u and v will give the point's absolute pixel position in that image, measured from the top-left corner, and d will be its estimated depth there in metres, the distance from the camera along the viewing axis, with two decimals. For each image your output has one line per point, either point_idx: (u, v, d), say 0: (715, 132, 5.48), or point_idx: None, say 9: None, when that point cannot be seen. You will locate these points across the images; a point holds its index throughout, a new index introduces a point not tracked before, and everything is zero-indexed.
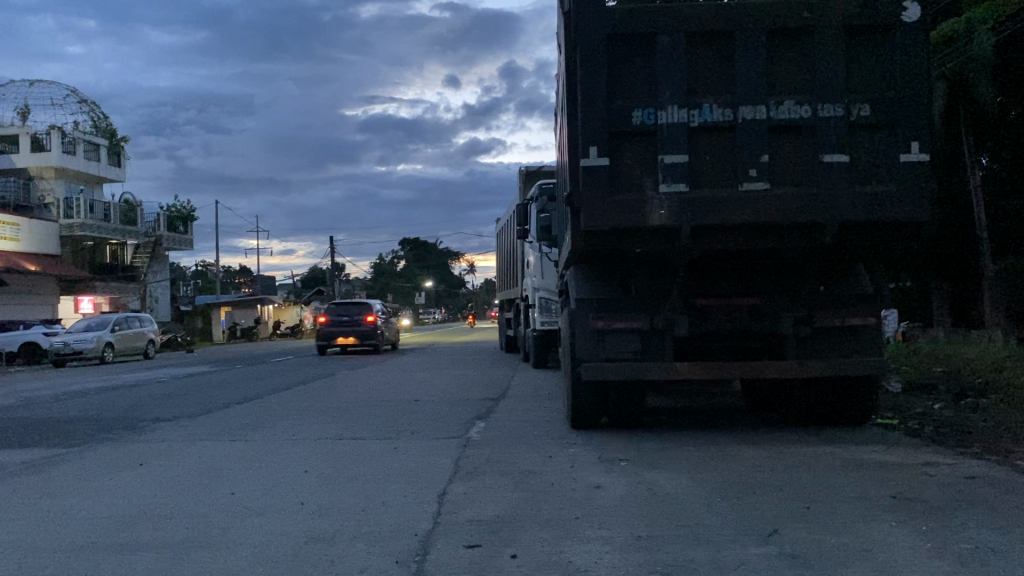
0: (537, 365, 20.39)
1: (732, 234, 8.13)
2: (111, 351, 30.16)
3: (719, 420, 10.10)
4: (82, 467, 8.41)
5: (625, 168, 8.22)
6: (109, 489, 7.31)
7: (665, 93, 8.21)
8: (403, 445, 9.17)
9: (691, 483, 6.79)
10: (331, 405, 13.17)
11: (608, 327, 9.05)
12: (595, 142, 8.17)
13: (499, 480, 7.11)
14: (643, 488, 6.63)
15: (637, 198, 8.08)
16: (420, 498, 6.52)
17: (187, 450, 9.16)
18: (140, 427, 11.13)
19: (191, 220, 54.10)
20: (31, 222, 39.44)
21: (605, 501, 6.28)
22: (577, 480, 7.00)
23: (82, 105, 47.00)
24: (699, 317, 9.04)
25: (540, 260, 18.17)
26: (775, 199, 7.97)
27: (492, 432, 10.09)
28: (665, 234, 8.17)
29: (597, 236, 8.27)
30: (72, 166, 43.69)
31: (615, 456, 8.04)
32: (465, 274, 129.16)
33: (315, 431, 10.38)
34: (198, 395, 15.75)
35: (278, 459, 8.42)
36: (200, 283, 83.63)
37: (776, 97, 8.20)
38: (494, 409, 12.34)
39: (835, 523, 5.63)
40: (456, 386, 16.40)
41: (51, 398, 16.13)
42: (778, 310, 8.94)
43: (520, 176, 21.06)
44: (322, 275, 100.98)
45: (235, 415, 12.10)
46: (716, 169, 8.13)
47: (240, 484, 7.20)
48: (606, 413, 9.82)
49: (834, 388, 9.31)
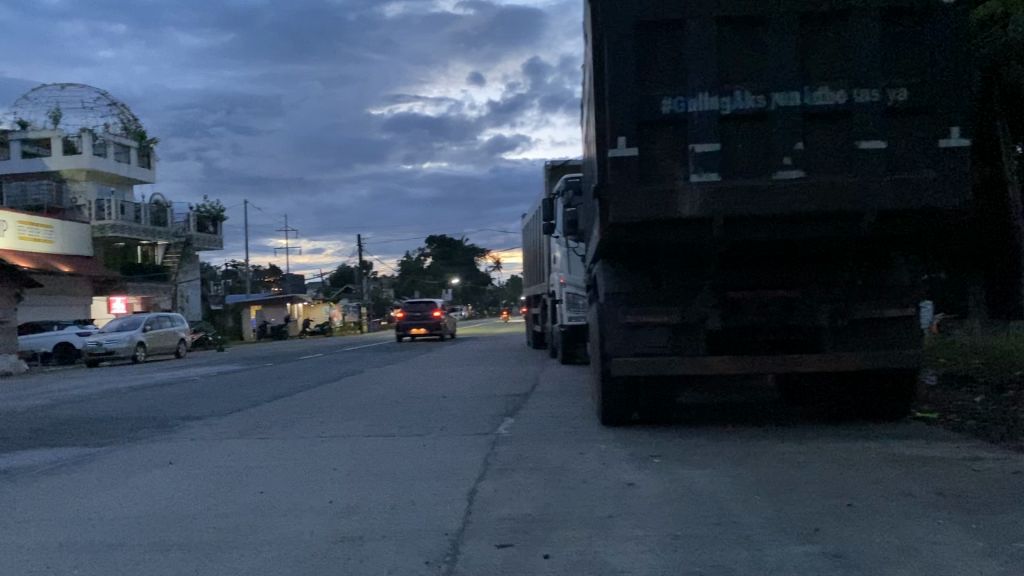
0: (565, 360, 20.24)
1: (766, 224, 7.93)
2: (142, 350, 30.44)
3: (753, 415, 9.89)
4: (112, 466, 8.41)
5: (655, 158, 8.04)
6: (138, 488, 7.30)
7: (696, 81, 8.03)
8: (432, 442, 9.07)
9: (728, 480, 6.61)
10: (359, 402, 13.12)
11: (638, 322, 8.89)
12: (624, 132, 8.01)
13: (530, 477, 6.98)
14: (678, 486, 6.47)
15: (668, 188, 7.89)
16: (451, 496, 6.40)
17: (216, 449, 9.14)
18: (171, 425, 11.16)
19: (220, 220, 54.59)
20: (64, 223, 39.99)
21: (639, 498, 6.13)
22: (610, 477, 6.85)
23: (112, 107, 47.55)
24: (732, 310, 8.84)
25: (567, 256, 18.02)
26: (809, 188, 7.75)
27: (521, 428, 9.96)
28: (697, 226, 7.98)
29: (626, 229, 8.11)
30: (103, 168, 44.23)
31: (648, 453, 7.88)
32: (492, 271, 129.39)
33: (344, 428, 10.33)
34: (228, 393, 15.82)
35: (307, 457, 8.36)
36: (230, 282, 84.37)
37: (811, 82, 7.98)
38: (522, 405, 12.21)
39: (879, 521, 5.44)
40: (484, 382, 16.30)
41: (84, 397, 16.27)
42: (814, 303, 8.72)
43: (545, 170, 20.90)
44: (350, 274, 101.51)
45: (264, 413, 12.09)
46: (748, 158, 7.92)
47: (268, 483, 7.14)
48: (637, 409, 9.65)
49: (873, 382, 9.06)
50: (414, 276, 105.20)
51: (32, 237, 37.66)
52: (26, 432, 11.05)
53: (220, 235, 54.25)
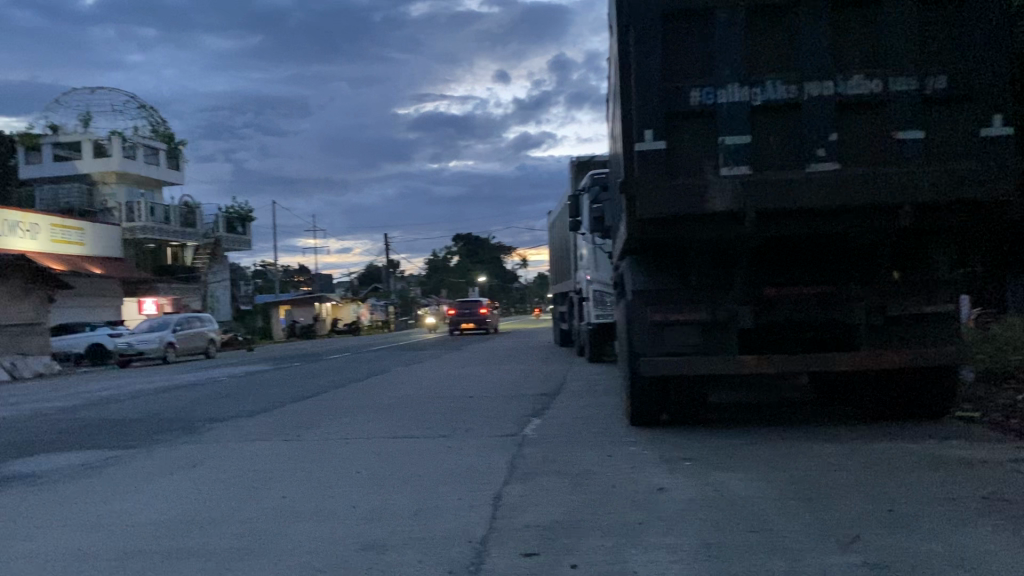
0: (593, 359, 20.00)
1: (799, 218, 7.67)
2: (173, 351, 30.63)
3: (786, 414, 9.62)
4: (136, 469, 8.34)
5: (684, 151, 7.81)
6: (160, 493, 7.21)
7: (725, 72, 7.78)
8: (457, 444, 8.91)
9: (764, 484, 6.36)
10: (385, 402, 13.00)
11: (668, 320, 8.67)
12: (651, 125, 7.79)
13: (557, 481, 6.80)
14: (710, 490, 6.26)
15: (697, 182, 7.67)
16: (475, 501, 6.24)
17: (240, 452, 9.05)
18: (197, 427, 11.12)
19: (249, 220, 54.93)
20: (94, 225, 40.41)
21: (669, 503, 5.93)
22: (640, 482, 6.63)
23: (141, 110, 47.97)
24: (764, 307, 8.60)
25: (593, 253, 17.77)
26: (844, 180, 7.48)
27: (548, 430, 9.76)
28: (728, 221, 7.74)
29: (654, 224, 7.89)
30: (133, 170, 44.65)
31: (679, 455, 7.65)
32: (519, 269, 129.31)
33: (368, 429, 10.21)
34: (254, 393, 15.80)
35: (330, 460, 8.24)
36: (259, 282, 85.01)
37: (845, 71, 7.69)
38: (550, 405, 12.01)
39: (923, 528, 5.18)
40: (511, 382, 16.12)
41: (113, 399, 16.32)
42: (849, 299, 8.45)
43: (571, 166, 20.67)
44: (378, 273, 101.88)
45: (289, 415, 12.00)
46: (780, 150, 7.67)
47: (291, 488, 7.01)
48: (667, 409, 9.43)
49: (912, 380, 8.74)
50: (442, 274, 105.31)
51: (64, 239, 38.09)
52: (54, 435, 11.06)
53: (248, 236, 54.54)
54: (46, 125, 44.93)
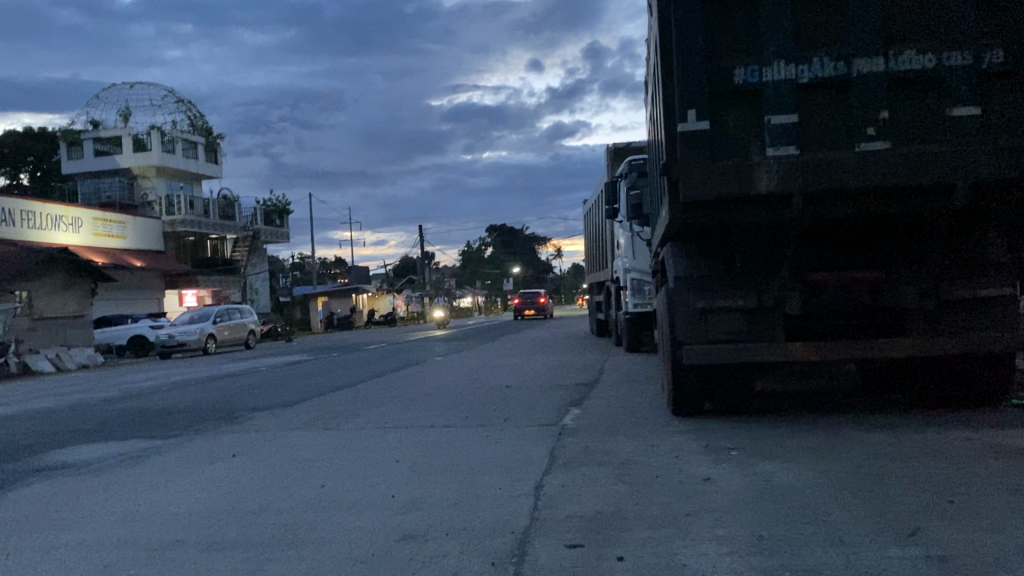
0: (632, 348, 19.77)
1: (849, 200, 7.41)
2: (212, 342, 30.92)
3: (834, 402, 9.34)
4: (176, 459, 8.34)
5: (728, 132, 7.59)
6: (199, 483, 7.17)
7: (770, 48, 7.53)
8: (496, 433, 8.78)
9: (815, 475, 6.13)
10: (423, 392, 12.92)
11: (711, 306, 8.47)
12: (694, 105, 7.58)
13: (599, 471, 6.64)
14: (759, 480, 6.07)
15: (742, 163, 7.44)
16: (516, 491, 6.10)
17: (279, 441, 9.03)
18: (236, 417, 11.12)
19: (286, 213, 55.33)
20: (135, 219, 40.97)
21: (716, 494, 5.74)
22: (685, 472, 6.44)
23: (179, 104, 48.43)
24: (812, 293, 8.35)
25: (631, 240, 17.51)
26: (895, 159, 7.19)
27: (588, 419, 9.60)
28: (776, 203, 7.51)
29: (697, 208, 7.69)
30: (172, 164, 45.11)
31: (724, 445, 7.45)
32: (554, 259, 129.15)
33: (407, 419, 10.12)
34: (292, 383, 15.81)
35: (368, 450, 8.15)
36: (297, 274, 85.63)
37: (896, 46, 7.37)
38: (588, 395, 11.82)
39: (986, 520, 4.94)
40: (548, 371, 15.96)
41: (155, 389, 16.48)
42: (901, 284, 8.16)
43: (608, 153, 20.39)
44: (413, 264, 102.28)
45: (327, 404, 11.97)
46: (829, 129, 7.41)
47: (330, 477, 6.93)
48: (710, 397, 9.24)
49: (966, 368, 8.40)
50: (477, 265, 105.44)
51: (105, 233, 38.66)
52: (96, 425, 11.15)
53: (286, 228, 54.93)
54: (88, 121, 45.56)
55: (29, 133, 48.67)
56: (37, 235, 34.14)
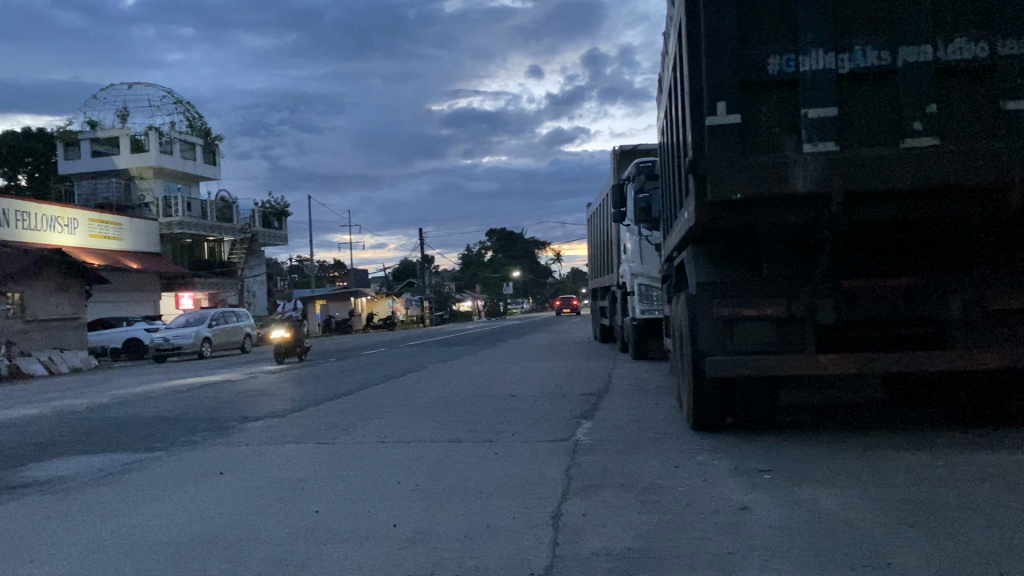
0: (638, 356, 19.18)
1: (892, 200, 6.82)
2: (208, 346, 30.30)
3: (864, 419, 8.68)
4: (159, 476, 7.74)
5: (762, 124, 7.01)
6: (182, 506, 6.56)
7: (809, 35, 6.93)
8: (504, 449, 8.18)
9: (865, 506, 5.54)
10: (424, 402, 12.31)
11: (737, 315, 7.84)
12: (725, 96, 7.01)
13: (623, 496, 6.04)
14: (803, 511, 5.49)
15: (777, 159, 6.85)
16: (531, 521, 5.50)
17: (271, 456, 8.42)
18: (228, 428, 10.51)
19: (285, 216, 54.72)
20: (132, 220, 40.40)
21: (757, 528, 5.17)
22: (718, 499, 5.85)
23: (178, 105, 47.83)
24: (846, 301, 7.76)
25: (639, 245, 16.96)
26: (945, 156, 6.58)
27: (601, 434, 8.99)
28: (812, 203, 6.93)
29: (727, 209, 7.13)
30: (169, 165, 44.48)
31: (756, 466, 6.84)
32: (553, 263, 128.78)
33: (408, 432, 9.51)
34: (287, 391, 15.17)
35: (367, 468, 7.54)
36: (296, 277, 84.89)
37: (945, 33, 6.75)
38: (599, 407, 11.21)
39: None
40: (555, 380, 15.35)
41: (147, 395, 15.85)
42: (941, 291, 7.55)
43: (614, 156, 19.79)
44: (412, 268, 101.61)
45: (325, 414, 11.36)
46: (872, 124, 6.81)
47: (326, 501, 6.33)
48: (732, 411, 8.65)
49: (1011, 384, 7.77)
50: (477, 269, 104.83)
51: (101, 234, 38.09)
52: (81, 435, 10.56)
53: (284, 230, 54.31)
54: (85, 121, 44.96)
55: (26, 133, 48.10)
56: (32, 237, 33.57)
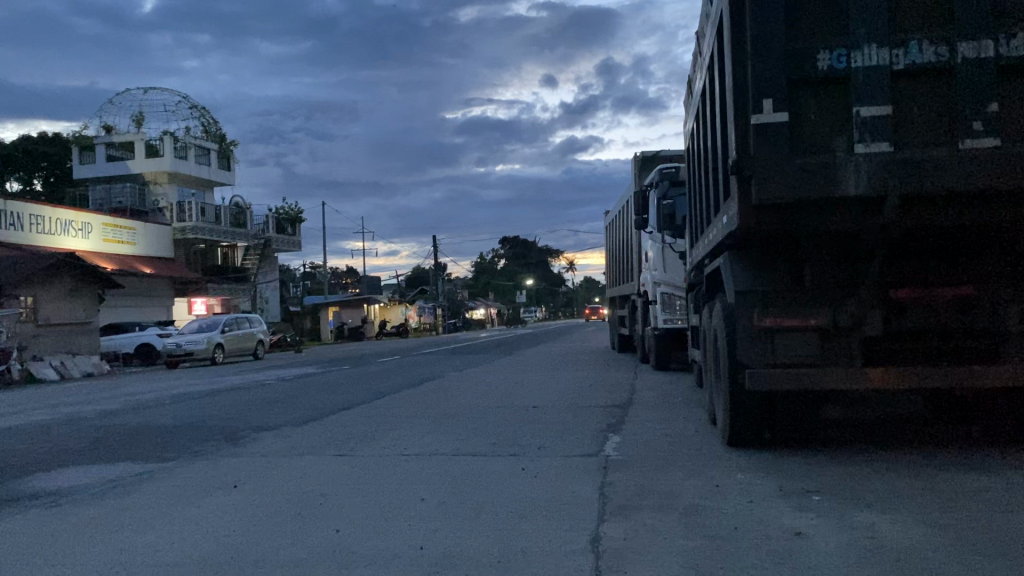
0: (659, 366, 18.74)
1: (949, 205, 6.41)
2: (221, 352, 30.03)
3: (908, 435, 8.25)
4: (171, 488, 7.40)
5: (811, 123, 6.61)
6: (193, 522, 6.20)
7: (861, 29, 6.52)
8: (532, 464, 7.79)
9: (930, 534, 5.12)
10: (443, 412, 11.92)
11: (779, 326, 7.45)
12: (772, 93, 6.63)
13: (664, 518, 5.64)
14: (863, 537, 5.08)
15: (827, 160, 6.47)
16: (569, 546, 5.11)
17: (288, 468, 8.07)
18: (241, 438, 10.17)
19: (299, 222, 54.53)
20: (146, 224, 40.27)
21: (817, 558, 4.76)
22: (768, 524, 5.43)
23: (193, 110, 47.76)
24: (894, 312, 7.34)
25: (661, 252, 16.56)
26: (1006, 159, 6.16)
27: (631, 449, 8.59)
28: (862, 207, 6.54)
29: (772, 214, 6.75)
30: (183, 170, 44.39)
31: (802, 487, 6.42)
32: (565, 271, 128.47)
33: (428, 444, 9.14)
34: (301, 399, 14.81)
35: (388, 482, 7.18)
36: (309, 284, 84.64)
37: (1009, 26, 6.28)
38: (625, 419, 10.80)
39: None
40: (575, 390, 14.95)
41: (159, 402, 15.56)
42: (998, 303, 7.11)
43: (636, 162, 19.40)
44: (424, 275, 101.37)
45: (341, 424, 11.02)
46: (929, 124, 6.40)
47: (346, 519, 5.96)
48: (770, 426, 8.24)
49: None
50: (490, 277, 104.45)
51: (116, 239, 37.98)
52: (90, 443, 10.24)
53: (298, 236, 54.14)
54: (100, 126, 44.98)
55: (42, 138, 48.17)
56: (45, 241, 33.43)
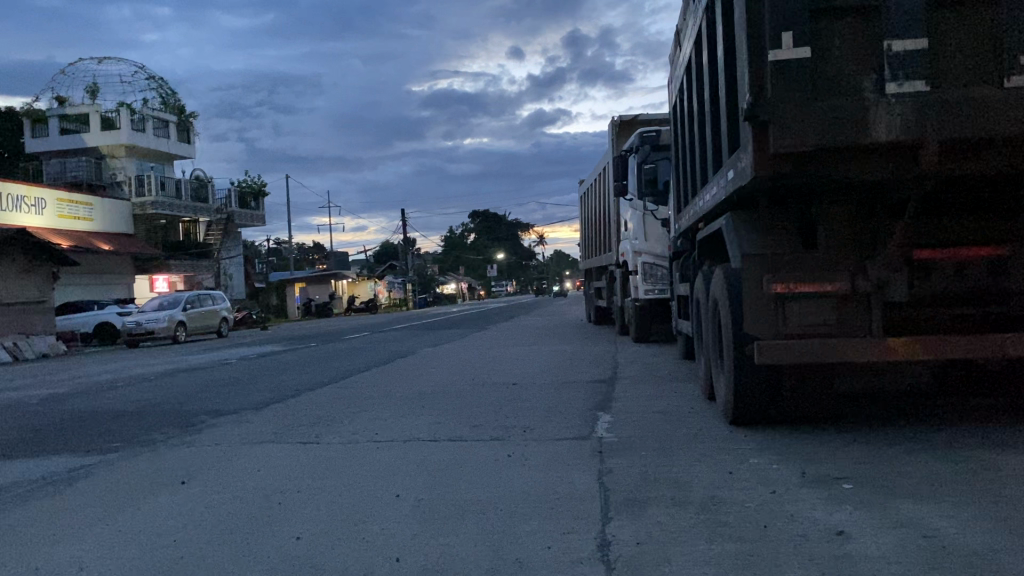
0: (639, 338, 17.99)
1: (995, 151, 5.64)
2: (183, 330, 28.84)
3: (919, 409, 7.60)
4: (108, 486, 6.48)
5: (836, 59, 5.79)
6: (127, 530, 5.29)
7: None
8: (518, 450, 6.98)
9: (992, 529, 4.40)
10: (418, 392, 11.02)
11: (791, 292, 6.64)
12: (794, 25, 5.76)
13: (680, 516, 4.87)
14: (914, 536, 4.35)
15: (855, 102, 5.66)
16: (574, 554, 4.32)
17: (244, 459, 7.17)
18: (197, 424, 9.25)
19: (263, 197, 52.94)
20: (102, 200, 38.67)
21: (871, 564, 4.02)
22: (804, 521, 4.67)
23: (150, 81, 45.93)
24: (918, 275, 6.62)
25: (643, 220, 15.70)
26: None
27: (627, 430, 7.82)
28: (893, 155, 5.75)
29: (790, 163, 5.92)
30: (141, 143, 42.73)
31: (829, 473, 5.67)
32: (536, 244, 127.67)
33: (404, 428, 8.30)
34: (264, 379, 13.86)
35: (357, 475, 6.34)
36: (274, 260, 82.94)
37: None
38: (614, 397, 10.01)
39: None
40: (557, 365, 14.17)
41: (111, 384, 14.49)
42: None
43: (613, 127, 18.50)
44: (393, 250, 99.95)
45: (307, 406, 10.14)
46: (970, 60, 5.60)
47: (308, 524, 5.13)
48: (777, 403, 7.48)
49: None
50: (460, 251, 103.27)
51: (71, 214, 36.35)
52: (26, 433, 9.24)
53: (262, 211, 52.55)
54: (52, 97, 43.00)
55: None
56: None
